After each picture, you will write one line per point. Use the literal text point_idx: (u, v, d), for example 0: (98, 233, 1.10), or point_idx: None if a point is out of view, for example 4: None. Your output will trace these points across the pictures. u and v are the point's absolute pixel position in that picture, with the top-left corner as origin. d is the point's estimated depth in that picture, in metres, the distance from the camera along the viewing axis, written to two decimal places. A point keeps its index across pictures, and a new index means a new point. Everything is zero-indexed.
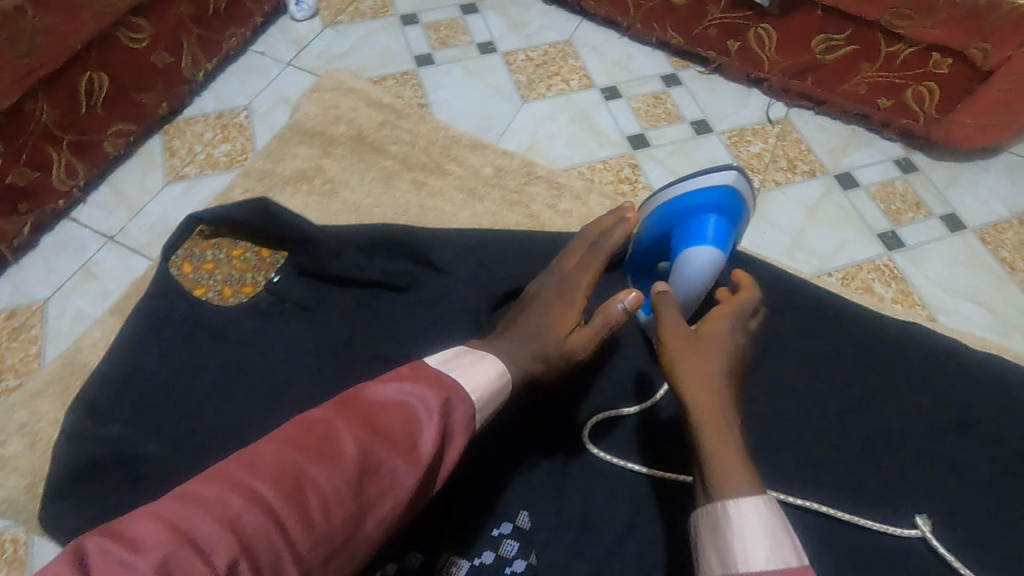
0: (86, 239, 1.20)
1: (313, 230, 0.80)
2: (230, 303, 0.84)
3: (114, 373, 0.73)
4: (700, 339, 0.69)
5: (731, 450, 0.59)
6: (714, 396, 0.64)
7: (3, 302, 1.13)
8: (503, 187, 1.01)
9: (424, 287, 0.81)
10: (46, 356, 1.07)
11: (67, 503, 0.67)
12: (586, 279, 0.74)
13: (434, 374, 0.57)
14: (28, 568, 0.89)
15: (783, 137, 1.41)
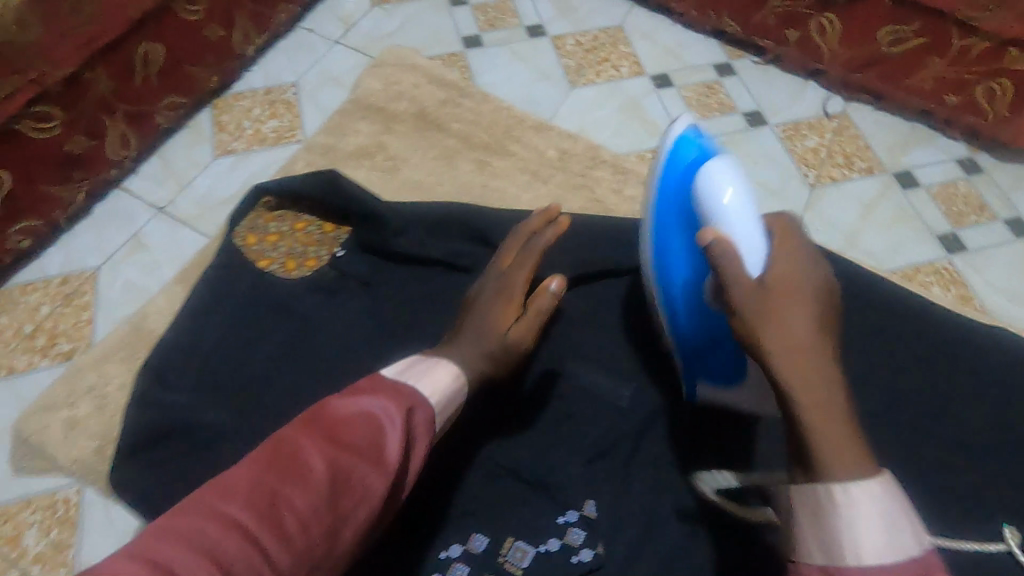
0: (136, 209, 1.20)
1: (377, 205, 0.79)
2: (294, 277, 0.80)
3: (175, 344, 0.74)
4: (780, 290, 0.54)
5: (835, 423, 0.48)
6: (817, 357, 0.51)
7: (56, 268, 1.14)
8: (567, 170, 0.99)
9: (486, 270, 0.79)
10: (97, 324, 1.08)
11: (135, 468, 0.69)
12: (520, 275, 0.73)
13: (389, 384, 0.57)
14: (82, 529, 0.91)
15: (840, 133, 1.35)
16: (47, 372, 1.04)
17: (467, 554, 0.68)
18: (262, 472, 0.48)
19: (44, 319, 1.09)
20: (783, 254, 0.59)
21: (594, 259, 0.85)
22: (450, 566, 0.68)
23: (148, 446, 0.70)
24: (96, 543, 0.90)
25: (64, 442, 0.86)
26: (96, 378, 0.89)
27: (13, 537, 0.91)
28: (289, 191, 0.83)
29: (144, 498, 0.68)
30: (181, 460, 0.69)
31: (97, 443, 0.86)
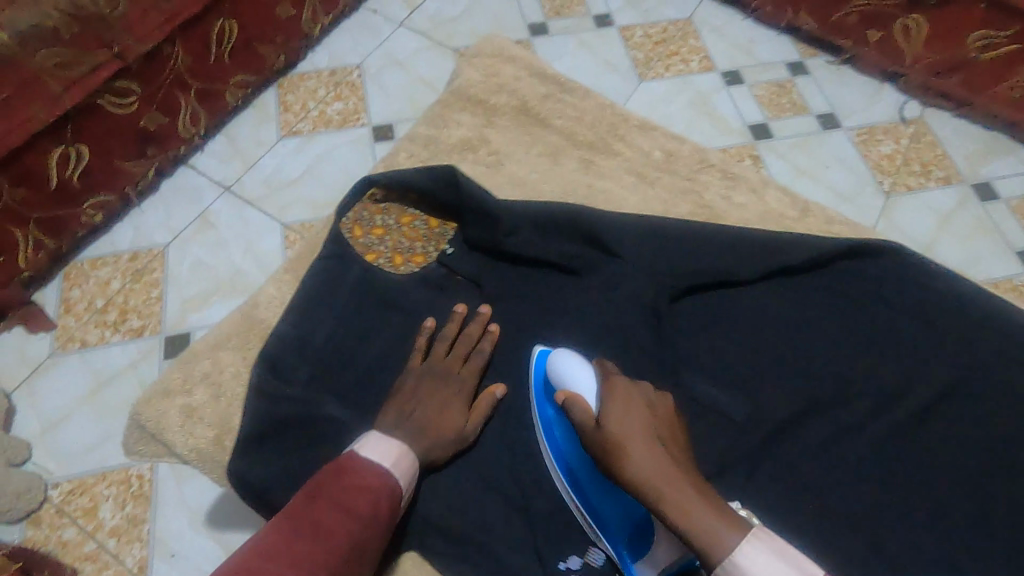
0: (203, 187, 1.20)
1: (494, 205, 0.82)
2: (402, 272, 0.85)
3: (287, 337, 0.77)
4: (617, 426, 0.65)
5: (701, 516, 0.57)
6: (660, 467, 0.61)
7: (126, 243, 1.14)
8: (675, 173, 0.96)
9: (601, 273, 0.80)
10: (167, 301, 1.09)
11: (252, 459, 0.71)
12: (463, 382, 0.76)
13: (371, 467, 0.63)
14: (157, 505, 0.92)
15: (916, 139, 1.31)
16: (120, 348, 1.05)
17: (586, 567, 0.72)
18: (284, 542, 0.54)
19: (115, 294, 1.09)
20: (616, 386, 0.70)
21: (703, 267, 0.79)
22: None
23: (269, 437, 0.72)
24: (172, 521, 0.91)
25: (180, 431, 0.87)
26: (211, 367, 0.90)
27: (89, 508, 0.92)
28: (397, 185, 0.87)
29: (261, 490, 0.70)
30: (297, 448, 0.72)
31: (217, 432, 0.86)
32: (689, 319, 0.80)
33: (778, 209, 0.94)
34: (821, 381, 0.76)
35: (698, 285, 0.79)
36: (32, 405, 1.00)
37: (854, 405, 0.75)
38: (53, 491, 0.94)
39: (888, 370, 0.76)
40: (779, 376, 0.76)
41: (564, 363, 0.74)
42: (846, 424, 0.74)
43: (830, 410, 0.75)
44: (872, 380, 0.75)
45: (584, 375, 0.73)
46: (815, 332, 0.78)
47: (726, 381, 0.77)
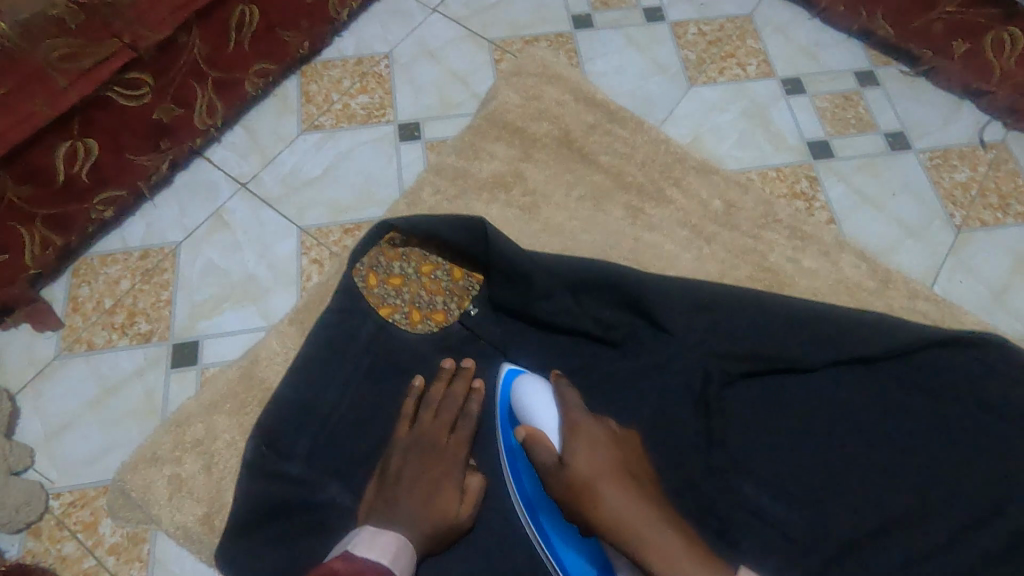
0: (219, 182, 1.14)
1: (529, 266, 0.72)
2: (419, 331, 0.77)
3: (292, 397, 0.71)
4: (586, 462, 0.60)
5: (680, 561, 0.53)
6: (631, 506, 0.57)
7: (137, 240, 1.09)
8: (735, 228, 0.87)
9: (645, 350, 0.72)
10: (177, 307, 1.04)
11: (258, 532, 0.65)
12: (453, 459, 0.68)
13: (371, 566, 0.55)
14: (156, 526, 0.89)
15: (996, 167, 1.18)
16: (127, 353, 1.01)
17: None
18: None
19: (124, 294, 1.05)
20: (585, 424, 0.63)
21: (761, 351, 0.69)
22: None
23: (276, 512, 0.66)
24: (169, 546, 0.88)
25: (167, 505, 0.83)
26: (205, 432, 0.86)
27: (89, 522, 0.90)
28: (419, 232, 0.76)
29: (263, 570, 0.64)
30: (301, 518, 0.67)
31: (205, 510, 0.83)
32: (746, 406, 0.70)
33: (855, 278, 0.84)
34: (893, 493, 0.63)
35: (753, 373, 0.70)
36: (37, 406, 0.97)
37: (929, 527, 0.60)
38: (54, 502, 0.91)
39: (976, 487, 0.61)
40: (838, 487, 0.65)
41: (528, 392, 0.67)
42: (922, 547, 0.59)
43: (904, 528, 0.61)
44: (960, 498, 0.61)
45: (546, 407, 0.66)
46: (878, 428, 0.66)
47: (780, 486, 0.67)
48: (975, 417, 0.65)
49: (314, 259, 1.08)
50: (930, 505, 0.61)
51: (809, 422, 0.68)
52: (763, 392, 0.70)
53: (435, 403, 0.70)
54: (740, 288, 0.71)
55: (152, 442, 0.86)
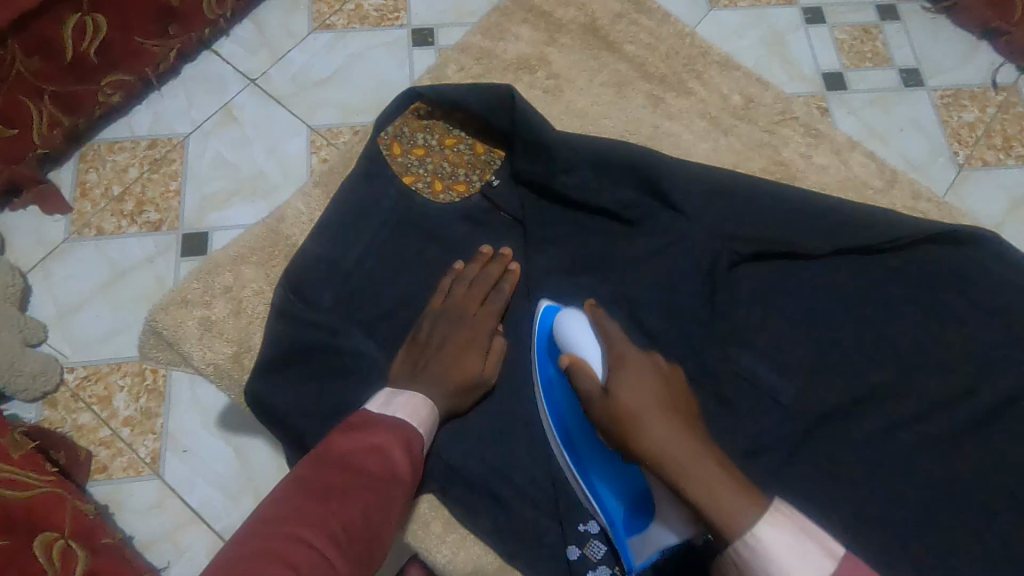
0: (228, 76, 1.12)
1: (554, 137, 0.67)
2: (441, 201, 0.72)
3: (315, 254, 0.67)
4: (628, 393, 0.56)
5: (722, 492, 0.49)
6: (680, 440, 0.52)
7: (144, 129, 1.08)
8: (753, 122, 0.86)
9: (657, 231, 0.66)
10: (186, 197, 1.04)
11: (276, 382, 0.63)
12: (479, 328, 0.66)
13: (375, 420, 0.57)
14: (170, 399, 0.93)
15: (1004, 110, 1.18)
16: (137, 240, 1.02)
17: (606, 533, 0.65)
18: (305, 498, 0.49)
19: (133, 182, 1.05)
20: (630, 358, 0.59)
21: (766, 235, 0.64)
22: (588, 540, 0.65)
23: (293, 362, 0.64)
24: (183, 415, 0.92)
25: (200, 343, 0.82)
26: (232, 281, 0.84)
27: (104, 396, 0.93)
28: (447, 100, 0.70)
29: (276, 418, 0.64)
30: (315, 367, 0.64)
31: (235, 349, 0.82)
32: (748, 291, 0.65)
33: (862, 176, 0.83)
34: (886, 364, 0.62)
35: (760, 256, 0.65)
36: (48, 286, 0.99)
37: (903, 403, 0.61)
38: (68, 375, 0.94)
39: (965, 363, 0.61)
40: (837, 361, 0.63)
41: (573, 326, 0.64)
42: (906, 413, 0.61)
43: (882, 402, 0.61)
44: (949, 373, 0.61)
45: (592, 346, 0.62)
46: (889, 310, 0.63)
47: (776, 361, 0.64)
48: (965, 303, 0.62)
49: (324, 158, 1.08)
50: (912, 382, 0.61)
51: (821, 298, 0.64)
52: (761, 277, 0.66)
53: (467, 279, 0.68)
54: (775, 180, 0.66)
55: (182, 286, 0.85)
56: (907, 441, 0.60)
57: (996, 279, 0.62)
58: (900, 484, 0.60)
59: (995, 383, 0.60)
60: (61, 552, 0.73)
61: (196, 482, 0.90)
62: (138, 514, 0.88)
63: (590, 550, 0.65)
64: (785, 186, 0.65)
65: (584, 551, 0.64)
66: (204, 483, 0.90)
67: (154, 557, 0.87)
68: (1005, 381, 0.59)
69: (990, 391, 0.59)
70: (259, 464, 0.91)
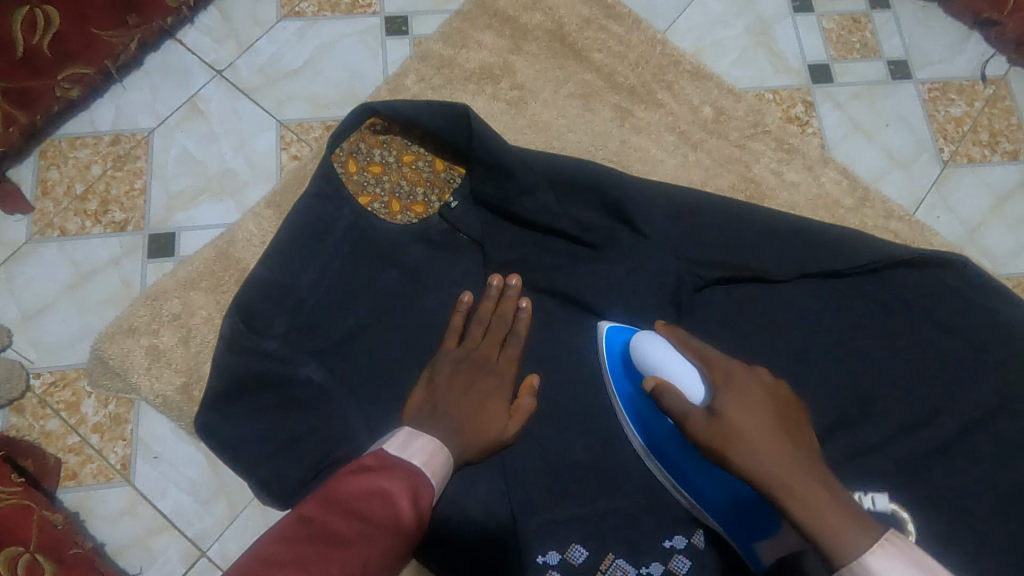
0: (193, 68, 1.07)
1: (512, 158, 0.65)
2: (397, 222, 0.69)
3: (269, 275, 0.63)
4: (739, 412, 0.51)
5: (833, 517, 0.44)
6: (791, 462, 0.47)
7: (107, 124, 1.04)
8: (723, 136, 0.83)
9: (620, 253, 0.64)
10: (151, 196, 1.01)
11: (229, 410, 0.60)
12: (501, 375, 0.62)
13: (393, 461, 0.51)
14: (139, 407, 0.92)
15: (991, 103, 1.15)
16: (101, 241, 0.99)
17: (565, 564, 0.62)
18: (304, 547, 0.42)
19: (95, 180, 1.02)
20: (736, 369, 0.54)
21: (730, 259, 0.62)
22: (546, 572, 0.62)
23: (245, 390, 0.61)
24: (152, 424, 0.91)
25: (148, 373, 0.89)
26: (182, 307, 0.91)
27: (72, 402, 0.92)
28: (405, 117, 0.67)
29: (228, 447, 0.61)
30: (272, 397, 0.61)
31: (183, 381, 0.89)
32: (712, 314, 0.63)
33: (836, 194, 0.81)
34: (851, 389, 0.60)
35: (724, 279, 0.63)
36: (11, 289, 0.96)
37: (869, 427, 0.59)
38: (35, 381, 0.93)
39: (930, 388, 0.60)
40: (803, 385, 0.60)
41: (653, 343, 0.59)
42: (872, 438, 0.59)
43: (850, 425, 0.59)
44: (915, 398, 0.60)
45: (683, 366, 0.57)
46: (855, 336, 0.62)
47: None
48: (931, 326, 0.61)
49: (294, 155, 1.04)
50: (878, 407, 0.60)
51: (787, 322, 0.62)
52: (725, 301, 0.63)
53: (486, 323, 0.64)
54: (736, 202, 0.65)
55: (128, 314, 0.92)
56: (876, 465, 0.58)
57: (962, 302, 0.60)
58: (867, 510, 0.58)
59: (961, 405, 0.59)
60: (26, 568, 0.72)
61: (168, 488, 0.89)
62: (109, 520, 0.88)
63: None
64: (747, 209, 0.64)
65: None
66: (176, 489, 0.89)
67: (126, 563, 0.87)
68: (971, 405, 0.59)
69: (956, 413, 0.58)
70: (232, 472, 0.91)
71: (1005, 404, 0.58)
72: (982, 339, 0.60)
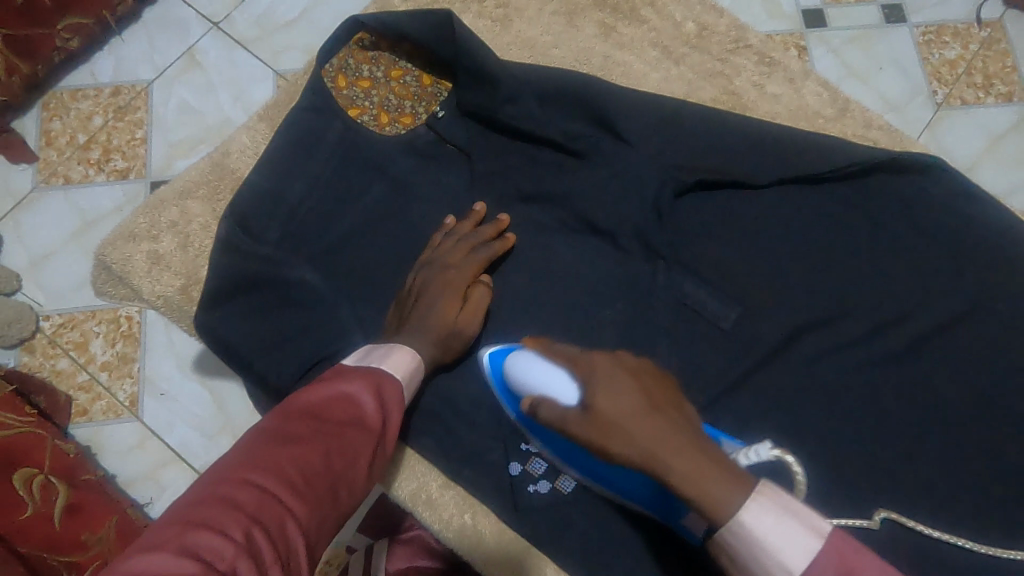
0: (190, 21, 1.08)
1: (494, 63, 0.62)
2: (386, 134, 0.67)
3: (255, 186, 0.63)
4: (607, 397, 0.43)
5: (712, 483, 0.39)
6: (667, 434, 0.41)
7: (107, 77, 1.06)
8: (706, 51, 0.79)
9: (605, 159, 0.62)
10: (152, 145, 1.03)
11: (216, 315, 0.60)
12: (460, 277, 0.59)
13: (353, 367, 0.51)
14: (145, 345, 0.95)
15: (987, 46, 1.12)
16: (105, 188, 1.01)
17: None
18: (265, 448, 0.43)
19: (98, 131, 1.04)
20: (599, 358, 0.47)
21: (718, 164, 0.60)
22: (530, 458, 0.61)
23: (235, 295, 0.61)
24: (157, 361, 0.94)
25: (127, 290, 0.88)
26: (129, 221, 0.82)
27: (80, 343, 0.95)
28: (390, 30, 0.66)
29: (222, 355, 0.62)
30: (261, 309, 0.60)
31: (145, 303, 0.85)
32: (697, 220, 0.62)
33: (814, 105, 0.77)
34: (838, 292, 0.59)
35: (709, 184, 0.61)
36: (19, 236, 0.99)
37: (861, 323, 0.58)
38: (45, 323, 0.96)
39: (921, 288, 0.58)
40: (787, 289, 0.60)
41: (521, 360, 0.54)
42: (857, 334, 0.58)
43: (836, 324, 0.58)
44: (906, 298, 0.58)
45: (551, 371, 0.50)
46: (844, 241, 0.60)
47: (722, 292, 0.60)
48: (922, 231, 0.59)
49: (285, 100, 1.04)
50: (864, 303, 0.58)
51: (776, 229, 0.61)
52: (709, 209, 0.62)
53: (455, 235, 0.62)
54: (724, 110, 0.62)
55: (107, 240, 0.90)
56: (858, 359, 0.58)
57: (952, 210, 0.58)
58: (849, 406, 0.58)
59: (950, 302, 0.57)
60: (40, 488, 0.75)
61: (175, 423, 0.92)
62: (120, 454, 0.92)
63: (533, 466, 0.62)
64: (734, 116, 0.62)
65: (526, 467, 0.61)
66: (183, 424, 0.92)
67: (136, 495, 0.91)
68: (959, 300, 0.57)
69: (944, 308, 0.57)
70: (234, 405, 0.93)
71: (995, 299, 0.57)
72: (972, 243, 0.58)
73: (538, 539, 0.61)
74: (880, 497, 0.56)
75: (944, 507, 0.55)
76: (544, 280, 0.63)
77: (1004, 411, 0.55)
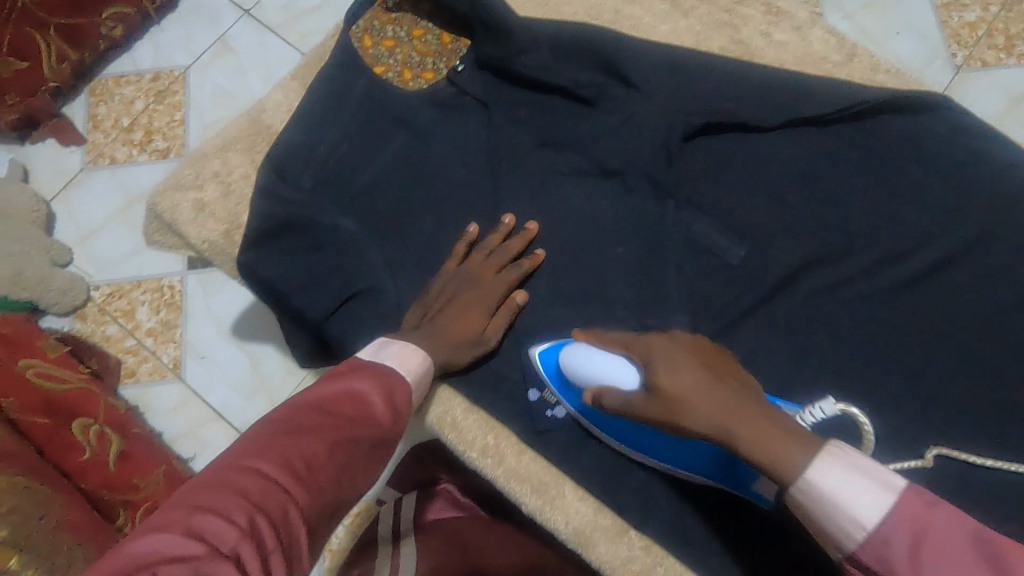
0: (222, 8, 1.13)
1: (508, 18, 0.66)
2: (409, 89, 0.72)
3: (288, 142, 0.67)
4: (668, 375, 0.48)
5: (776, 442, 0.41)
6: (732, 404, 0.44)
7: (148, 63, 1.12)
8: (713, 3, 0.81)
9: (617, 105, 0.65)
10: (190, 126, 1.09)
11: (253, 257, 0.64)
12: (488, 294, 0.62)
13: (365, 365, 0.51)
14: (186, 311, 1.00)
15: (1009, 6, 1.09)
16: (148, 167, 1.08)
17: None
18: (273, 436, 0.42)
19: (139, 114, 1.10)
20: (656, 341, 0.52)
21: (725, 106, 0.63)
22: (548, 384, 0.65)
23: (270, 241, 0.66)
24: (197, 325, 1.00)
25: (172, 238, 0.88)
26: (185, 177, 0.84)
27: (127, 310, 1.01)
28: None
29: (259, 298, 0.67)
30: (294, 254, 0.65)
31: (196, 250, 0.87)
32: (704, 162, 0.65)
33: (821, 52, 0.78)
34: (846, 226, 0.61)
35: (717, 126, 0.63)
36: (70, 213, 1.06)
37: (868, 256, 0.60)
38: (95, 292, 1.02)
39: (925, 222, 0.59)
40: (794, 226, 0.62)
41: (575, 353, 0.58)
42: (864, 266, 0.60)
43: (842, 258, 0.60)
44: (912, 230, 0.59)
45: (611, 359, 0.55)
46: (851, 177, 0.61)
47: (731, 228, 0.63)
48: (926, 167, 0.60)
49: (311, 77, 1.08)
50: (870, 236, 0.60)
51: (782, 168, 0.63)
52: (715, 151, 0.64)
53: (482, 253, 0.64)
54: (728, 59, 0.65)
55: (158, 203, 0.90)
56: (864, 291, 0.60)
57: (955, 143, 0.60)
58: (856, 338, 0.59)
59: (954, 234, 0.58)
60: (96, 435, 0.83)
61: (215, 383, 0.98)
62: (165, 413, 0.98)
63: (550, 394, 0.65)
64: (738, 63, 0.64)
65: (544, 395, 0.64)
66: (223, 385, 0.98)
67: (180, 451, 0.96)
68: (963, 231, 0.58)
69: (950, 239, 0.58)
70: (270, 368, 0.98)
71: (997, 231, 0.58)
72: (975, 173, 0.59)
73: (558, 460, 0.65)
74: (886, 424, 0.58)
75: (950, 427, 0.57)
76: (560, 222, 0.66)
77: (1007, 337, 0.57)
